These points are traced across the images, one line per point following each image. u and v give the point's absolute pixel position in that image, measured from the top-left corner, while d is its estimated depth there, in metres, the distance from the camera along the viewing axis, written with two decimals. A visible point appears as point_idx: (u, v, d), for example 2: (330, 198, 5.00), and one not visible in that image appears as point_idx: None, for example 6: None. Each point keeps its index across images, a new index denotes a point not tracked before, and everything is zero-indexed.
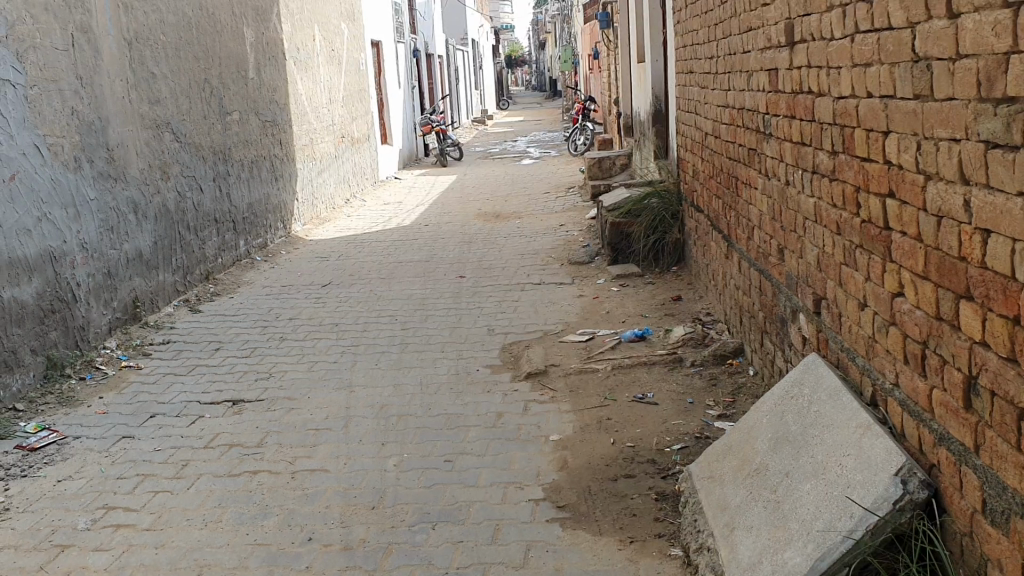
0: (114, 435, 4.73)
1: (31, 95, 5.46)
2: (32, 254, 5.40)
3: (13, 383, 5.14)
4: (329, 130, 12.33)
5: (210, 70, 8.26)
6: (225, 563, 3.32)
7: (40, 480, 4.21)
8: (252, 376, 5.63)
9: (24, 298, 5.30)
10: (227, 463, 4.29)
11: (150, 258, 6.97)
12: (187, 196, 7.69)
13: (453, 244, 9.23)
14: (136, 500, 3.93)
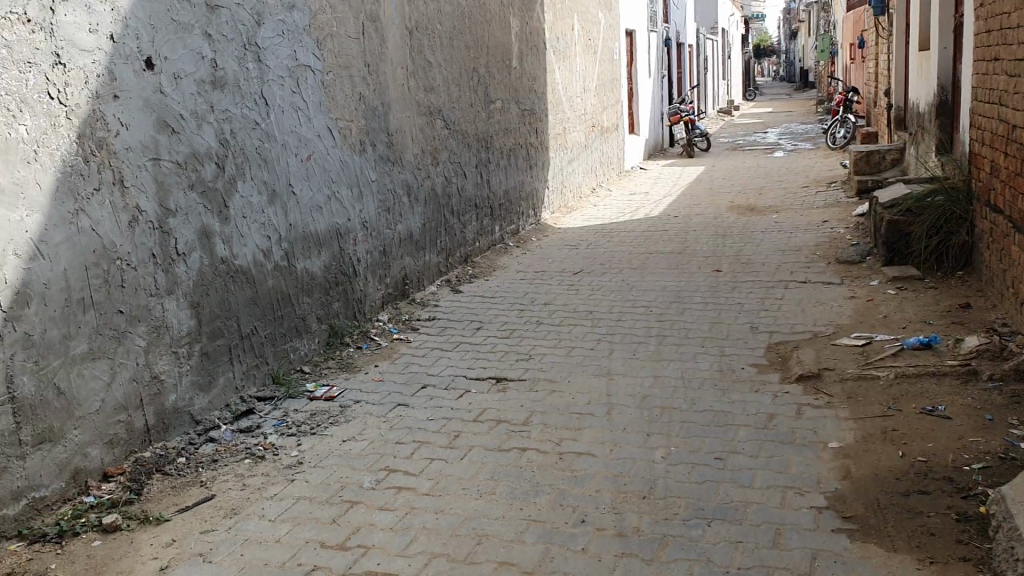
0: (390, 402, 5.00)
1: (327, 80, 5.86)
2: (322, 229, 5.80)
3: (301, 347, 5.56)
4: (581, 119, 12.44)
5: (479, 58, 8.54)
6: (503, 535, 3.42)
7: (327, 438, 4.53)
8: (513, 355, 5.77)
9: (314, 270, 5.70)
10: (497, 437, 4.41)
11: (420, 239, 7.32)
12: (453, 180, 8.01)
13: (706, 237, 9.04)
14: (415, 464, 4.15)
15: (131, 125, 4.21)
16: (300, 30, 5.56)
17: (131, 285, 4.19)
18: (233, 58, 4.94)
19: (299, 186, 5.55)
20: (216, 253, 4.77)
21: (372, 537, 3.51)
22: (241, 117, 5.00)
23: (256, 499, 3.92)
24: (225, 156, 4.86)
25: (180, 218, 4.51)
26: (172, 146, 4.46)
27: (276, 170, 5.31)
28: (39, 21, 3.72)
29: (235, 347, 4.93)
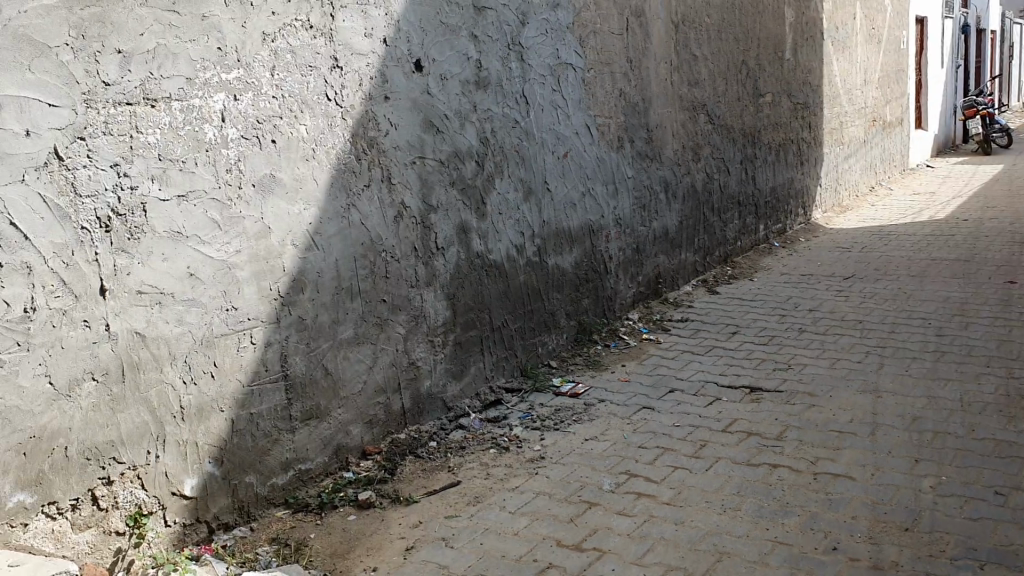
0: (636, 404, 4.95)
1: (588, 78, 5.88)
2: (575, 226, 5.82)
3: (551, 342, 5.63)
4: (861, 113, 11.67)
5: (749, 51, 8.23)
6: (745, 555, 3.26)
7: (571, 436, 4.56)
8: (769, 364, 5.51)
9: (566, 266, 5.74)
10: (746, 450, 4.22)
11: (676, 237, 7.18)
12: (716, 177, 7.77)
13: (1001, 244, 8.17)
14: (657, 471, 4.06)
15: (399, 124, 4.43)
16: (563, 28, 5.61)
17: (393, 276, 4.41)
18: (497, 58, 5.07)
19: (556, 183, 5.60)
20: (473, 248, 4.93)
21: (609, 541, 3.48)
22: (502, 116, 5.12)
23: (498, 490, 4.01)
24: (486, 154, 5.00)
25: (441, 214, 4.69)
26: (436, 144, 4.65)
27: (534, 167, 5.39)
28: (320, 27, 4.02)
29: (487, 339, 5.07)
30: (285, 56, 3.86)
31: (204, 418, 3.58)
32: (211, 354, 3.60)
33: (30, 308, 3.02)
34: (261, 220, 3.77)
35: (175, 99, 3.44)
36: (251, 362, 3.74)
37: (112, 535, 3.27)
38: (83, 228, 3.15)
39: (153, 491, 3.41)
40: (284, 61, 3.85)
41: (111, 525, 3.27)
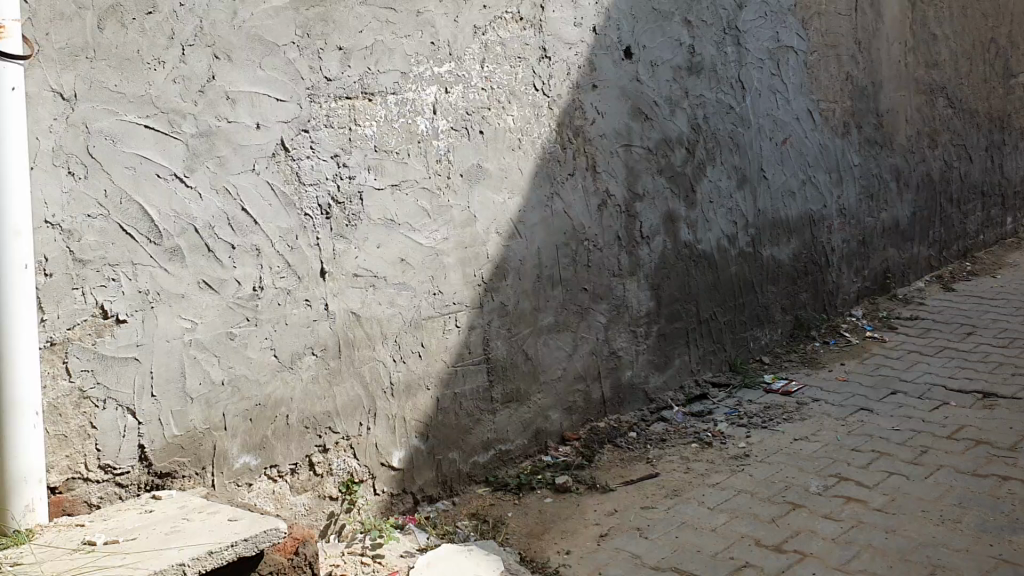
0: (853, 405, 4.71)
1: (811, 61, 5.62)
2: (794, 216, 5.59)
3: (763, 336, 5.45)
4: None
5: (998, 28, 7.57)
6: (963, 571, 3.04)
7: (779, 435, 4.41)
8: (1009, 368, 5.06)
9: (782, 258, 5.53)
10: (973, 459, 3.90)
11: (908, 229, 6.72)
12: (956, 165, 7.20)
13: None
14: (870, 475, 3.85)
15: (606, 112, 4.44)
16: (784, 10, 5.40)
17: (597, 264, 4.44)
18: (711, 43, 4.96)
19: (773, 171, 5.41)
20: (681, 238, 4.86)
21: (811, 544, 3.34)
22: (715, 102, 5.01)
23: (697, 484, 3.95)
24: (696, 142, 4.91)
25: (648, 202, 4.66)
26: (644, 133, 4.62)
27: (748, 155, 5.23)
28: (531, 18, 4.10)
29: (694, 331, 4.98)
30: (496, 48, 3.96)
31: (411, 395, 3.76)
32: (419, 335, 3.77)
33: (258, 287, 3.30)
34: (468, 209, 3.90)
35: (391, 93, 3.63)
36: (455, 344, 3.89)
37: (325, 500, 3.52)
38: (306, 214, 3.40)
39: (363, 461, 3.63)
40: (494, 53, 3.96)
41: (324, 490, 3.52)
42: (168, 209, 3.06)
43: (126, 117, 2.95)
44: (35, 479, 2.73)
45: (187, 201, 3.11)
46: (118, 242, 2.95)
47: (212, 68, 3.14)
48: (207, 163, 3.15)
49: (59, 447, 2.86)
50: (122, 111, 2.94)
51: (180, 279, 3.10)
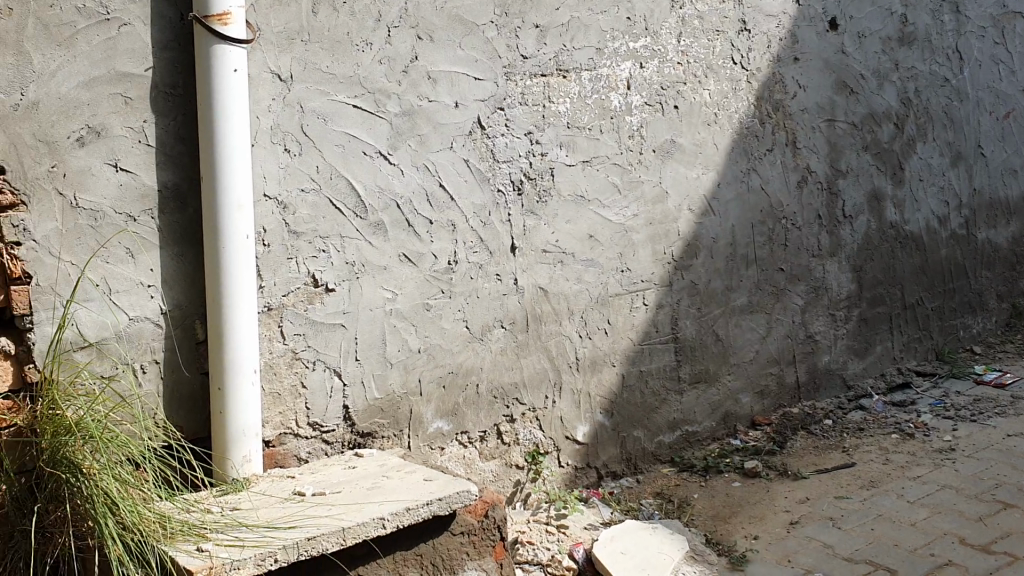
0: None
1: None
2: (1014, 197, 5.19)
3: (975, 324, 5.10)
4: None
5: None
6: None
7: (989, 429, 4.20)
8: None
9: (999, 241, 5.15)
10: None
11: None
12: None
13: None
14: None
15: (808, 86, 4.28)
16: None
17: (793, 244, 4.30)
18: (927, 11, 4.67)
19: (992, 148, 5.04)
20: (886, 218, 4.62)
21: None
22: (929, 74, 4.71)
23: (897, 476, 3.78)
24: (906, 116, 4.64)
25: (850, 180, 4.46)
26: (849, 107, 4.42)
27: (965, 130, 4.90)
28: None
29: (898, 317, 4.73)
30: (693, 21, 3.90)
31: (598, 371, 3.79)
32: (607, 311, 3.79)
33: (453, 261, 3.41)
34: (660, 185, 3.87)
35: (585, 69, 3.65)
36: (643, 322, 3.88)
37: (512, 468, 3.61)
38: (499, 190, 3.49)
39: (549, 433, 3.70)
40: (691, 27, 3.90)
41: (511, 459, 3.61)
42: (373, 184, 3.22)
43: (336, 97, 3.13)
44: (252, 433, 2.98)
45: (390, 177, 3.26)
46: (327, 215, 3.14)
47: (415, 48, 3.26)
48: (409, 141, 3.28)
49: (273, 403, 3.10)
50: (332, 91, 3.12)
51: (382, 252, 3.26)
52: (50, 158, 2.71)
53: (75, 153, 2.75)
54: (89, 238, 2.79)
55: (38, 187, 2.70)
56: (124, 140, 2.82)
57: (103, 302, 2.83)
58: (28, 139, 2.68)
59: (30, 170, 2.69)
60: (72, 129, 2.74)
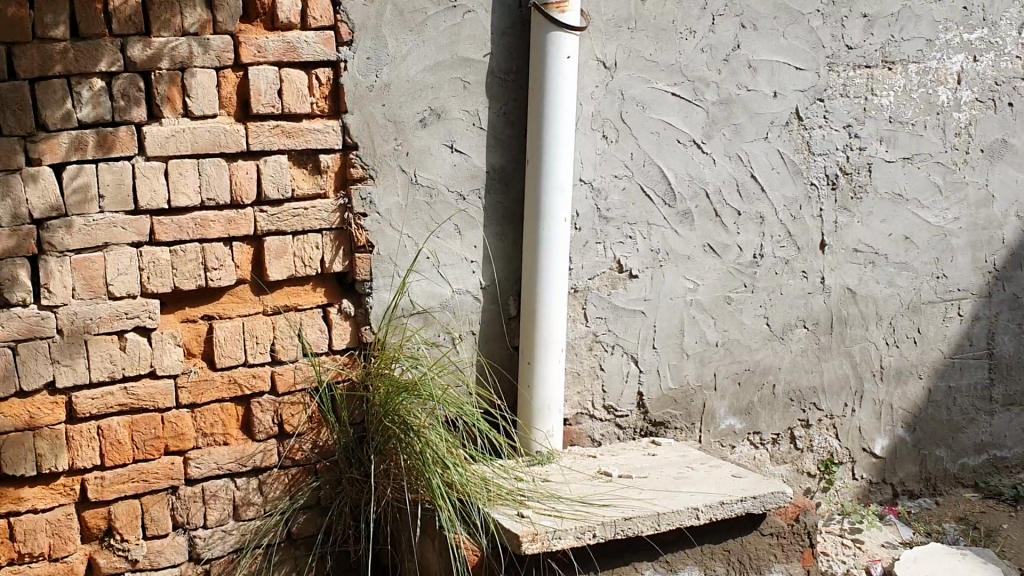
0: None
1: None
2: None
3: None
4: None
5: None
6: None
7: None
8: None
9: None
10: None
11: None
12: None
13: None
14: None
15: None
16: None
17: None
18: None
19: None
20: None
21: None
22: None
23: None
24: None
25: None
26: None
27: None
28: None
29: None
30: None
31: (902, 382, 3.58)
32: (917, 320, 3.57)
33: (759, 254, 3.34)
34: (985, 187, 3.60)
35: (912, 62, 3.44)
36: (956, 334, 3.63)
37: (803, 475, 3.51)
38: (813, 184, 3.37)
39: (845, 443, 3.55)
40: None
41: (803, 465, 3.51)
42: (684, 172, 3.21)
43: (656, 85, 3.13)
44: (555, 410, 3.08)
45: (702, 166, 3.23)
46: (638, 203, 3.17)
47: (738, 37, 3.21)
48: (724, 131, 3.24)
49: (574, 383, 3.18)
50: (652, 79, 3.13)
51: (688, 242, 3.24)
52: (397, 136, 2.92)
53: (418, 134, 2.95)
54: (424, 214, 2.99)
55: (384, 163, 2.92)
56: (461, 122, 2.99)
57: (432, 273, 3.03)
58: (380, 118, 2.89)
59: (380, 147, 2.90)
60: (417, 110, 2.93)
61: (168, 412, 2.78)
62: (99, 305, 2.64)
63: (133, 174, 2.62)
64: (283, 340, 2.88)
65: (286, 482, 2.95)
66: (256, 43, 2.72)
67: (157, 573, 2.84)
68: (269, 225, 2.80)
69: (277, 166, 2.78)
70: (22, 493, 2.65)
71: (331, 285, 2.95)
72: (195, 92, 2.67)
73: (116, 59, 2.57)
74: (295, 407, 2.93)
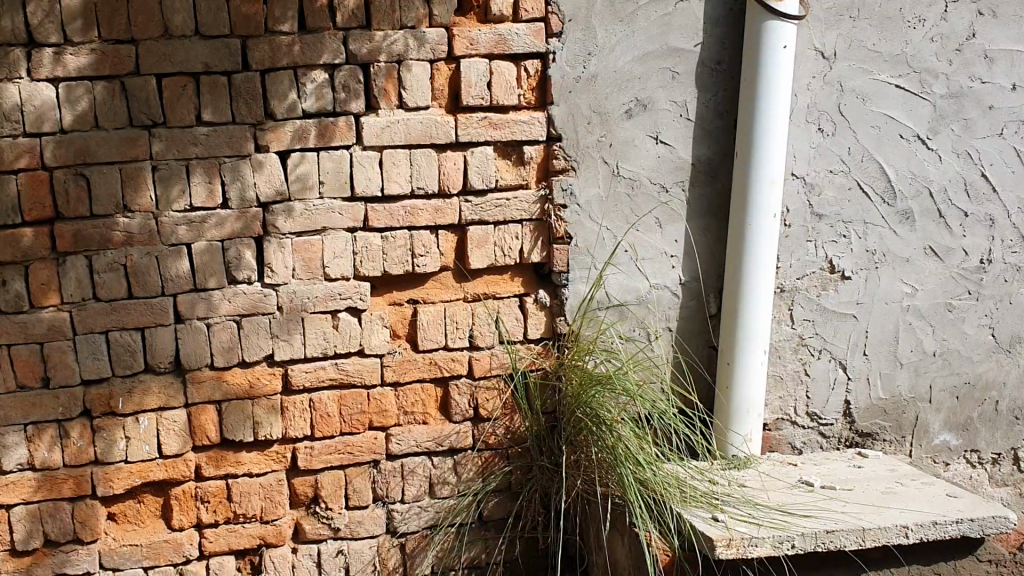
0: None
1: None
2: None
3: None
4: None
5: None
6: None
7: None
8: None
9: None
10: None
11: None
12: None
13: None
14: None
15: None
16: None
17: None
18: None
19: None
20: None
21: None
22: None
23: None
24: None
25: None
26: None
27: None
28: None
29: None
30: None
31: None
32: None
33: (986, 259, 3.10)
34: None
35: None
36: None
37: None
38: None
39: None
40: None
41: None
42: (906, 169, 3.01)
43: (879, 76, 2.96)
44: (754, 412, 2.98)
45: (927, 163, 3.02)
46: (854, 201, 3.01)
47: (974, 24, 2.97)
48: (953, 126, 3.02)
49: (775, 387, 3.07)
50: (876, 70, 2.95)
51: (908, 243, 3.05)
52: (601, 128, 2.91)
53: (623, 126, 2.92)
54: (626, 206, 2.97)
55: (587, 155, 2.91)
56: (667, 113, 2.94)
57: (631, 267, 3.00)
58: (585, 109, 2.89)
59: (583, 138, 2.90)
60: (623, 102, 2.91)
61: (373, 389, 2.90)
62: (315, 286, 2.78)
63: (349, 162, 2.74)
64: (481, 327, 2.93)
65: (479, 464, 3.01)
66: (469, 35, 2.77)
67: (357, 542, 2.97)
68: (473, 215, 2.86)
69: (483, 157, 2.83)
70: (240, 457, 2.84)
71: (530, 274, 2.98)
72: (410, 84, 2.75)
73: (338, 52, 2.69)
74: (490, 393, 2.98)
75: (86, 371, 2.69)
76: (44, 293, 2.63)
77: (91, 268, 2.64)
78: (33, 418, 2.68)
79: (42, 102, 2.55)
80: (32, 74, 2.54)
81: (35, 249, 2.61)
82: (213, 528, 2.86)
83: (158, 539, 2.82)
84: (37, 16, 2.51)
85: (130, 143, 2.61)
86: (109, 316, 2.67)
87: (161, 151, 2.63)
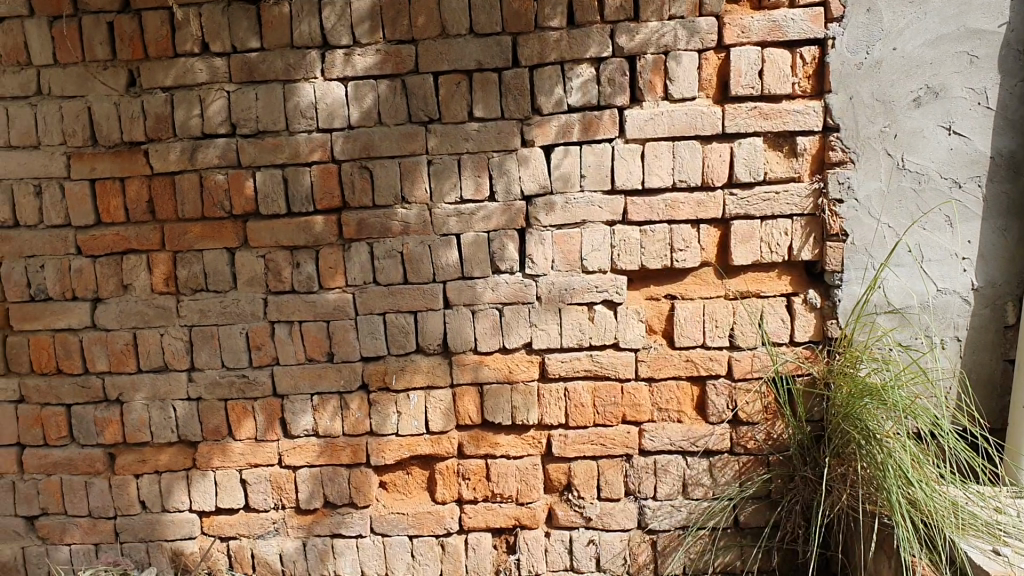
0: None
1: None
2: None
3: None
4: None
5: None
6: None
7: None
8: None
9: None
10: None
11: None
12: None
13: None
14: None
15: None
16: None
17: None
18: None
19: None
20: None
21: None
22: None
23: None
24: None
25: None
26: None
27: None
28: None
29: None
30: None
31: None
32: None
33: None
34: None
35: None
36: None
37: None
38: None
39: None
40: None
41: None
42: None
43: None
44: None
45: None
46: None
47: None
48: None
49: None
50: None
51: None
52: (885, 117, 2.70)
53: (910, 115, 2.69)
54: (910, 202, 2.74)
55: (868, 146, 2.71)
56: (964, 101, 2.68)
57: (913, 269, 2.77)
58: (868, 97, 2.69)
59: (864, 129, 2.70)
60: (911, 89, 2.68)
61: (628, 383, 2.88)
62: (574, 277, 2.81)
63: (612, 156, 2.73)
64: (743, 327, 2.83)
65: (738, 469, 2.92)
66: (740, 23, 2.66)
67: (609, 534, 2.98)
68: (737, 209, 2.75)
69: (750, 148, 2.71)
70: (499, 439, 2.94)
71: (799, 273, 2.83)
72: (677, 75, 2.70)
73: (606, 45, 2.69)
74: (750, 395, 2.88)
75: (364, 349, 2.89)
76: (331, 276, 2.86)
77: (372, 254, 2.84)
78: (319, 389, 2.93)
79: (334, 100, 2.76)
80: (326, 74, 2.76)
81: (325, 236, 2.84)
82: (473, 504, 2.98)
83: (422, 510, 2.98)
84: (331, 21, 2.72)
85: (409, 137, 2.77)
86: (386, 299, 2.86)
87: (436, 146, 2.77)
